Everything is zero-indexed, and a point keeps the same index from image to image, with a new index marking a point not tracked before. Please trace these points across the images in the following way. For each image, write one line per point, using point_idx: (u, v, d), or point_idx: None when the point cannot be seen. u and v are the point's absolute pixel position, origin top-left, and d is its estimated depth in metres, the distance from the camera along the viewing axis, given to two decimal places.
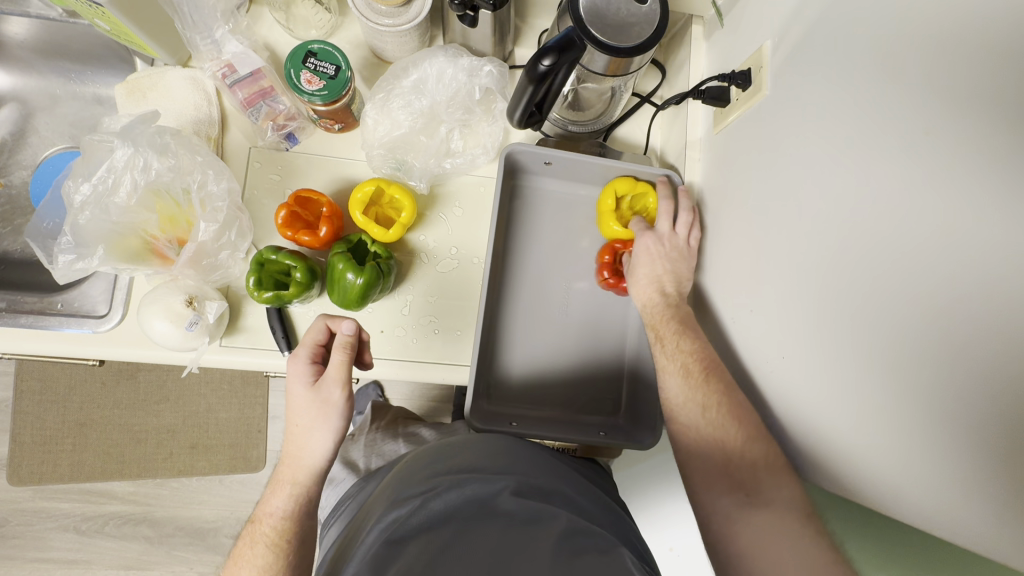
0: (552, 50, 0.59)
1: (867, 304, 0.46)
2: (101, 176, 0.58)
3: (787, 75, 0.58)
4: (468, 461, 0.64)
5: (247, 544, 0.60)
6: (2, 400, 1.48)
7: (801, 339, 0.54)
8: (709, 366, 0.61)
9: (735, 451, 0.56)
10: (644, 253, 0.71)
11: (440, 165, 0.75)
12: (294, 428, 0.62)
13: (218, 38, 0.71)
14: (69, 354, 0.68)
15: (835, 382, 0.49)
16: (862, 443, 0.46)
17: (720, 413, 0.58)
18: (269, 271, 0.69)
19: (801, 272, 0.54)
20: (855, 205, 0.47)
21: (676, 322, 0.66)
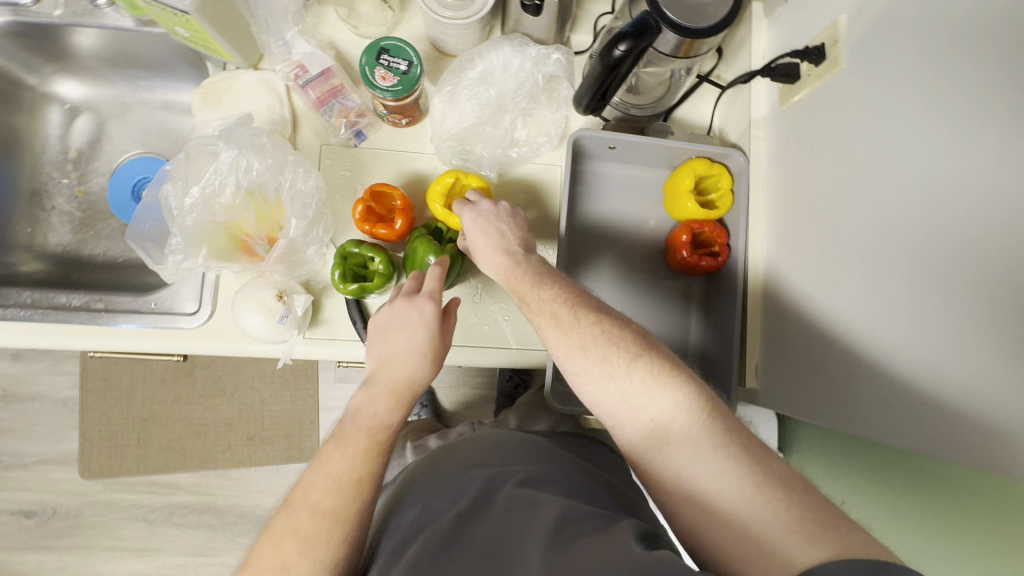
0: (628, 36, 0.60)
1: (956, 260, 0.46)
2: (209, 178, 0.62)
3: (865, 45, 0.58)
4: (485, 460, 0.67)
5: (300, 494, 0.55)
6: (71, 398, 1.55)
7: (884, 302, 0.54)
8: (573, 301, 0.56)
9: (629, 385, 0.50)
10: (485, 225, 0.65)
11: (507, 155, 0.77)
12: (403, 364, 0.62)
13: (289, 39, 0.73)
14: (164, 350, 0.72)
15: (935, 352, 0.48)
16: (950, 396, 0.47)
17: (595, 343, 0.53)
18: (351, 264, 0.71)
19: (887, 237, 0.54)
20: (952, 173, 0.47)
21: (531, 274, 0.60)
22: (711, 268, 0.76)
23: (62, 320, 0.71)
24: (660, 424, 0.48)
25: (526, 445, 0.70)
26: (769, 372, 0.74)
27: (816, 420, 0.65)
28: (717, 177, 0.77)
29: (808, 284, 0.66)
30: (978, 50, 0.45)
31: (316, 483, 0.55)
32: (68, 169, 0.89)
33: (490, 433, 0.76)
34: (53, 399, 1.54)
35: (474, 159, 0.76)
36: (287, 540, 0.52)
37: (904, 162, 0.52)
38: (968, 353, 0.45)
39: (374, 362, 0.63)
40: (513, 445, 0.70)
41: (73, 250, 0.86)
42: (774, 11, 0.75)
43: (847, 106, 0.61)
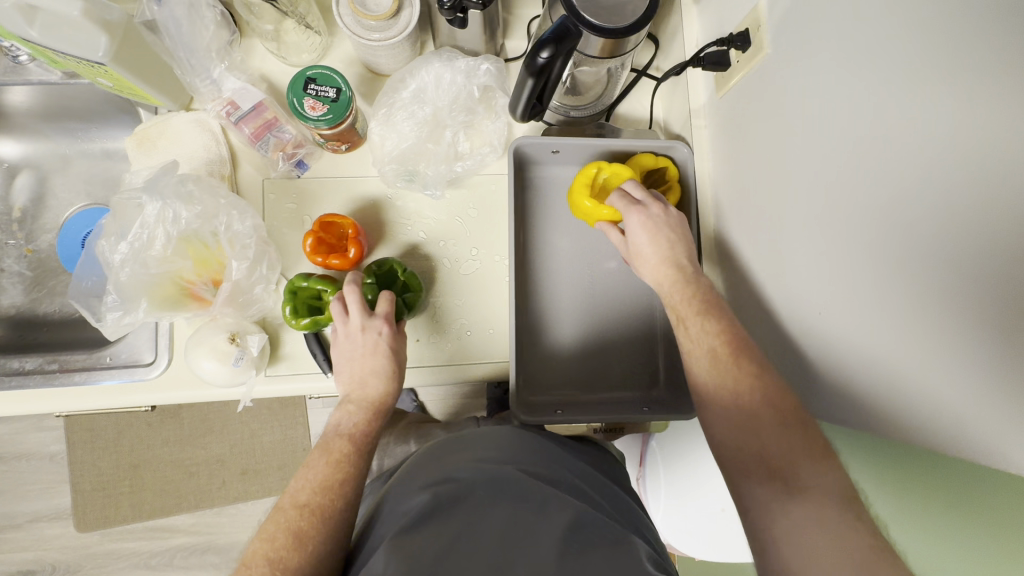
0: (549, 42, 0.59)
1: (893, 236, 0.45)
2: (136, 233, 0.61)
3: (785, 27, 0.58)
4: (466, 455, 0.67)
5: (270, 522, 0.58)
6: (58, 453, 1.53)
7: (830, 283, 0.53)
8: (741, 351, 0.58)
9: (771, 435, 0.52)
10: (652, 230, 0.68)
11: (451, 170, 0.77)
12: (364, 381, 0.67)
13: (217, 77, 0.71)
14: (125, 404, 0.71)
15: (880, 329, 0.47)
16: (899, 376, 0.46)
17: (754, 395, 0.54)
18: (302, 298, 0.70)
19: (825, 219, 0.54)
20: (876, 149, 0.47)
21: (700, 305, 0.63)
22: None
23: (17, 386, 0.70)
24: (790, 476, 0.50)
25: (531, 443, 0.70)
26: None
27: None
28: (663, 171, 0.76)
29: (760, 269, 0.66)
30: (887, 25, 0.45)
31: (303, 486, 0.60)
32: (14, 230, 0.87)
33: (484, 429, 0.74)
34: (39, 456, 1.53)
35: (419, 179, 0.76)
36: (252, 568, 0.54)
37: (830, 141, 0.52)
38: (912, 328, 0.44)
39: (343, 385, 0.69)
40: (517, 442, 0.69)
41: (27, 311, 0.84)
42: None
43: (777, 89, 0.60)
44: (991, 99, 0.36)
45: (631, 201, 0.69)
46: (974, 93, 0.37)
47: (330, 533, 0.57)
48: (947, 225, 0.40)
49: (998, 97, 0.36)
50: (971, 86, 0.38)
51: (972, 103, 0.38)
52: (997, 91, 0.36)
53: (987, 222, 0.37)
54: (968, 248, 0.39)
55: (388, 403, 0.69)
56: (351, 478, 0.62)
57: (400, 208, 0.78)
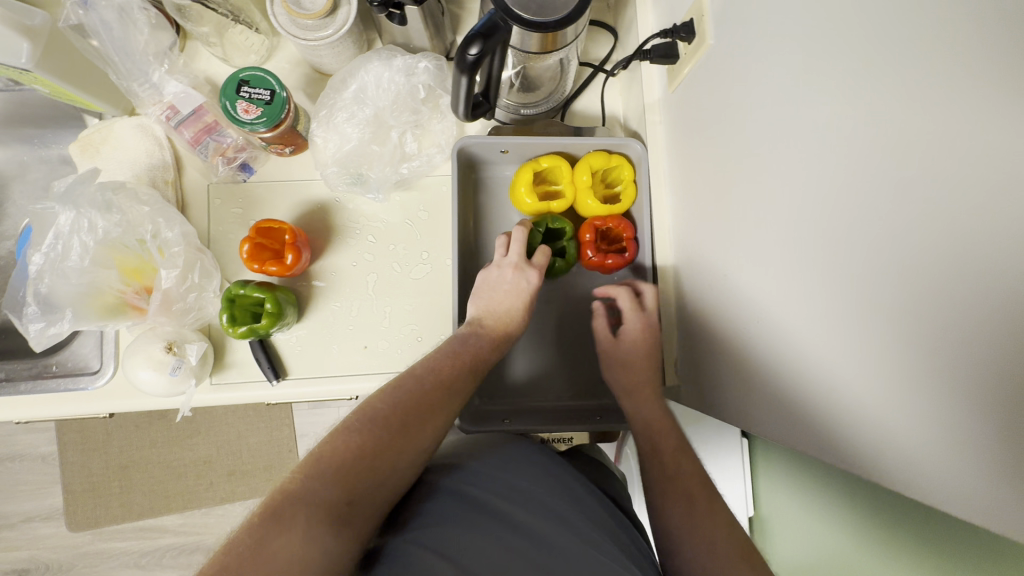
0: (477, 38, 0.56)
1: (827, 230, 0.42)
2: (51, 244, 0.60)
3: (726, 15, 0.54)
4: (484, 459, 0.63)
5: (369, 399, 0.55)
6: (49, 454, 1.56)
7: (773, 282, 0.50)
8: (709, 491, 0.61)
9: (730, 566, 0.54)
10: (644, 342, 0.70)
11: (398, 171, 0.75)
12: (505, 302, 0.68)
13: (157, 81, 0.71)
14: (71, 413, 0.71)
15: (823, 333, 0.43)
16: (847, 385, 0.41)
17: (728, 540, 0.56)
18: (242, 305, 0.68)
19: (766, 215, 0.50)
20: (807, 145, 0.43)
21: (677, 436, 0.66)
22: (619, 265, 0.73)
23: None
24: None
25: (542, 457, 0.65)
26: (690, 369, 0.69)
27: (737, 421, 0.59)
28: (618, 168, 0.74)
29: (707, 271, 0.62)
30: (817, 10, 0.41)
31: (424, 374, 0.59)
32: None
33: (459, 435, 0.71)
34: (32, 457, 1.56)
35: (365, 183, 0.74)
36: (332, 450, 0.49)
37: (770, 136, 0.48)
38: (848, 341, 0.40)
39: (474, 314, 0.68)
40: (539, 456, 0.65)
41: None
42: None
43: (721, 81, 0.56)
44: (910, 89, 0.33)
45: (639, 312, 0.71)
46: (895, 82, 0.34)
47: (432, 428, 0.55)
48: (878, 231, 0.36)
49: (915, 88, 0.32)
50: (892, 72, 0.34)
51: (892, 96, 0.34)
52: (915, 81, 0.32)
53: (914, 228, 0.33)
54: (896, 257, 0.35)
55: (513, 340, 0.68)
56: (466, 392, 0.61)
57: (350, 211, 0.76)
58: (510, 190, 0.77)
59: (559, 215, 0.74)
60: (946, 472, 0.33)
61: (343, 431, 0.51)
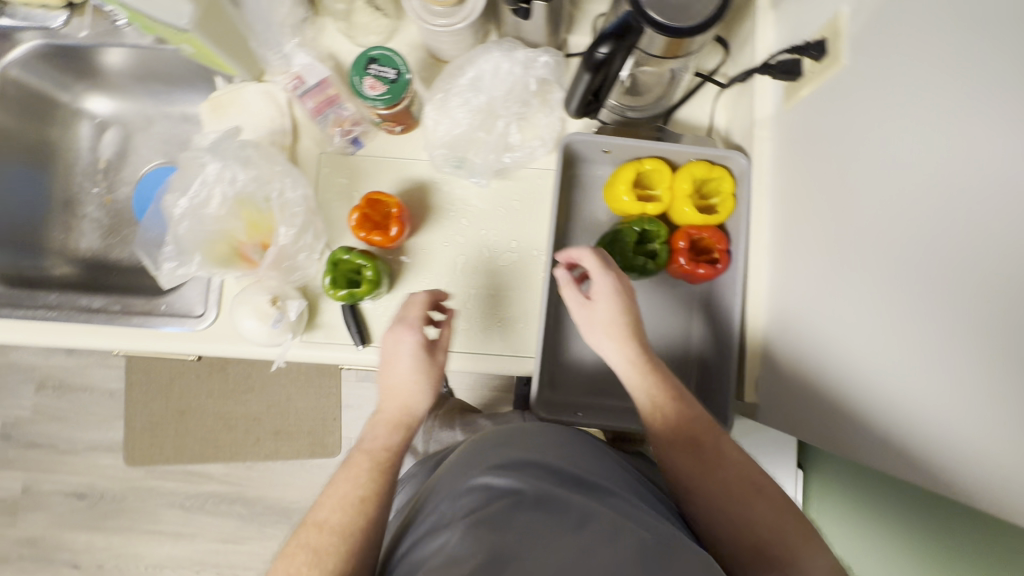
0: (610, 37, 0.59)
1: (906, 248, 0.47)
2: (195, 191, 0.66)
3: (864, 36, 0.54)
4: (507, 449, 0.60)
5: (310, 522, 0.58)
6: (117, 390, 1.67)
7: (846, 294, 0.54)
8: (709, 431, 0.62)
9: (762, 516, 0.56)
10: (614, 294, 0.66)
11: (500, 160, 0.77)
12: (391, 379, 0.67)
13: (288, 52, 0.76)
14: (172, 350, 0.76)
15: (887, 340, 0.48)
16: (907, 385, 0.46)
17: (739, 482, 0.59)
18: (343, 270, 0.72)
19: (846, 231, 0.55)
20: (880, 192, 0.50)
21: (670, 387, 0.64)
22: (711, 276, 0.73)
23: (85, 320, 0.76)
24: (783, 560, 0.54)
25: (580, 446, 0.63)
26: (769, 387, 0.69)
27: (808, 434, 0.62)
28: (719, 180, 0.74)
29: (804, 289, 0.62)
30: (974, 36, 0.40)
31: (325, 504, 0.59)
32: (98, 179, 0.94)
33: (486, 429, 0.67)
34: (101, 391, 1.67)
35: (467, 167, 0.77)
36: None
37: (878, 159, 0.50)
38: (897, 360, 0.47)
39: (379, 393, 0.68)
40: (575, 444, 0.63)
41: (101, 255, 0.92)
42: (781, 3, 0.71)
43: (847, 101, 0.56)
44: None
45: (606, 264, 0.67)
46: None
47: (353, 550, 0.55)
48: (947, 269, 0.42)
49: None
50: None
51: None
52: None
53: (994, 249, 0.38)
54: (951, 280, 0.42)
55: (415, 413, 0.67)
56: (377, 491, 0.60)
57: (446, 194, 0.79)
58: (606, 189, 0.78)
59: (655, 219, 0.74)
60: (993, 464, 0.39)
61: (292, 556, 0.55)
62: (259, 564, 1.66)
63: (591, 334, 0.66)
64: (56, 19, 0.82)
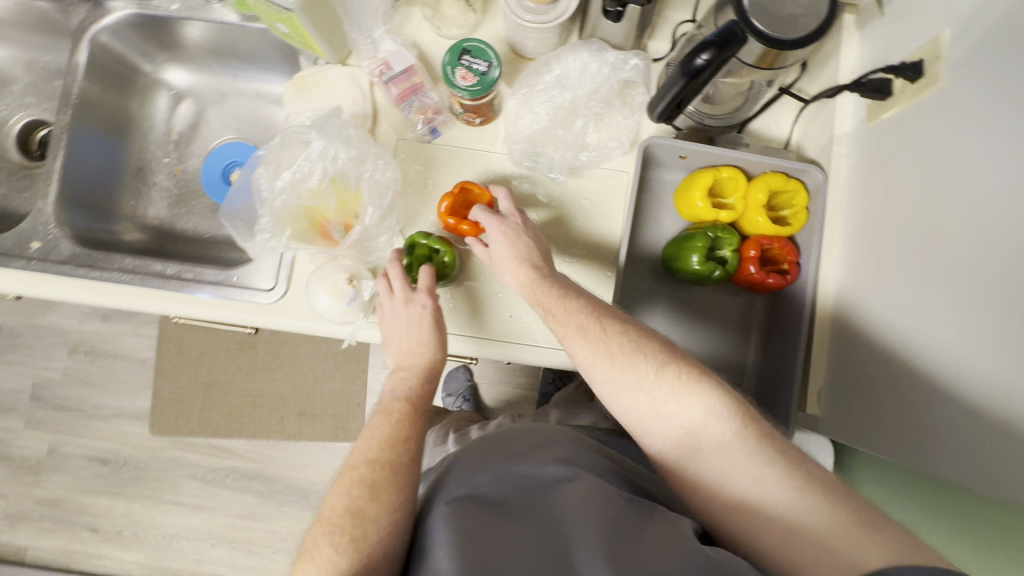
0: (712, 45, 0.60)
1: (1005, 264, 0.49)
2: (300, 166, 0.68)
3: (968, 60, 0.55)
4: (483, 450, 0.64)
5: (342, 478, 0.58)
6: (147, 359, 1.69)
7: (935, 307, 0.56)
8: (602, 317, 0.62)
9: (678, 415, 0.57)
10: (503, 232, 0.69)
11: (576, 158, 0.78)
12: (398, 339, 0.68)
13: (377, 38, 0.77)
14: (241, 321, 0.77)
15: (981, 353, 0.50)
16: (1002, 394, 0.48)
17: (645, 363, 0.59)
18: (419, 254, 0.75)
19: (933, 248, 0.57)
20: (975, 210, 0.52)
21: (557, 287, 0.65)
22: (779, 286, 0.74)
23: (157, 286, 0.77)
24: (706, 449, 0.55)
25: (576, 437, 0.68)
26: (835, 399, 0.70)
27: (878, 448, 0.63)
28: (792, 193, 0.74)
29: (881, 305, 0.63)
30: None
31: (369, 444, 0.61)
32: (169, 150, 0.96)
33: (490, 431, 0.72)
34: (132, 358, 1.69)
35: (544, 161, 0.78)
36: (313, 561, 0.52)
37: (976, 180, 0.52)
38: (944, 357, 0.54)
39: (394, 355, 0.69)
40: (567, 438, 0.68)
41: (168, 224, 0.93)
42: (868, 23, 0.73)
43: (943, 123, 0.57)
44: None
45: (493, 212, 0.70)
46: None
47: (399, 489, 0.57)
48: None
49: None
50: None
51: None
52: None
53: None
54: (1008, 281, 0.48)
55: (436, 363, 0.68)
56: (413, 438, 0.62)
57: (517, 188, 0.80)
58: (679, 194, 0.79)
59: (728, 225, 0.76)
60: None
61: (327, 518, 0.55)
62: (275, 541, 1.68)
63: (493, 266, 0.71)
64: None
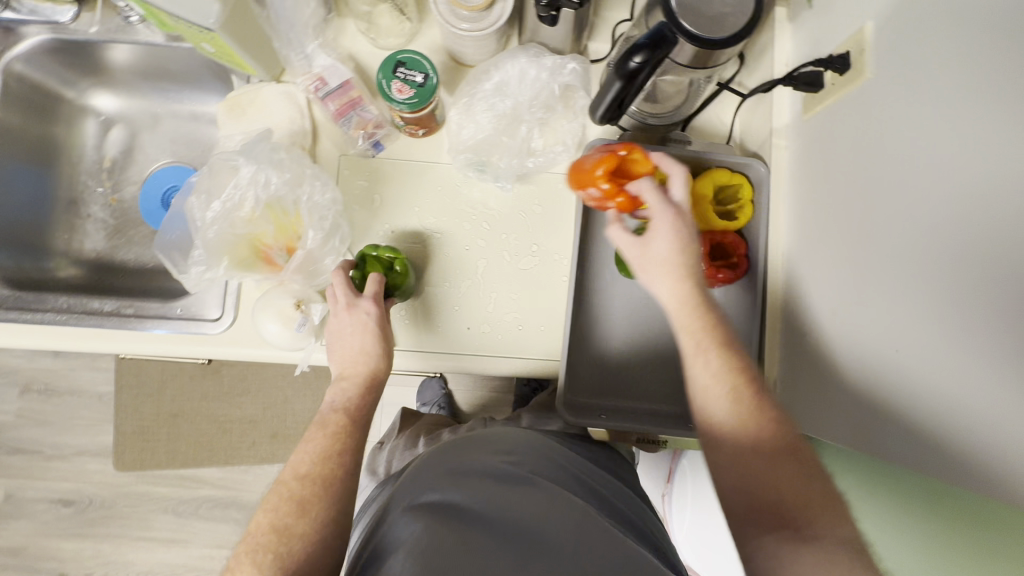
0: (644, 47, 0.59)
1: (925, 249, 0.50)
2: (229, 194, 0.65)
3: (891, 53, 0.56)
4: (450, 463, 0.67)
5: (272, 494, 0.57)
6: (106, 393, 1.62)
7: (866, 295, 0.58)
8: (758, 390, 0.56)
9: (786, 481, 0.52)
10: (683, 238, 0.62)
11: (523, 164, 0.78)
12: (341, 347, 0.66)
13: (309, 53, 0.75)
14: (188, 354, 0.74)
15: (906, 336, 0.52)
16: (926, 374, 0.50)
17: (785, 451, 0.53)
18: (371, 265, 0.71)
19: (864, 235, 0.59)
20: (900, 197, 0.54)
21: (721, 335, 0.59)
22: (729, 280, 0.74)
23: (94, 324, 0.73)
24: (800, 526, 0.50)
25: (541, 450, 0.71)
26: (789, 389, 0.72)
27: (827, 435, 0.64)
28: (737, 187, 0.75)
29: (826, 295, 0.65)
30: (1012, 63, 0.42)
31: (302, 459, 0.59)
32: (102, 178, 0.92)
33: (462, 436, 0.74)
34: (89, 394, 1.62)
35: (490, 170, 0.77)
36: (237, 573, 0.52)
37: (898, 169, 0.54)
38: (901, 383, 0.53)
39: (336, 365, 0.67)
40: (533, 448, 0.71)
41: (107, 257, 0.89)
42: (799, 16, 0.74)
43: (870, 114, 0.59)
44: None
45: (666, 199, 0.63)
46: None
47: (331, 506, 0.57)
48: (961, 270, 0.46)
49: None
50: None
51: None
52: None
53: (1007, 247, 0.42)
54: (928, 265, 0.50)
55: (380, 376, 0.67)
56: (353, 452, 0.61)
57: (467, 197, 0.79)
58: None
59: None
60: (1002, 445, 0.42)
61: (253, 536, 0.54)
62: None
63: (631, 245, 0.64)
64: (63, 13, 0.79)
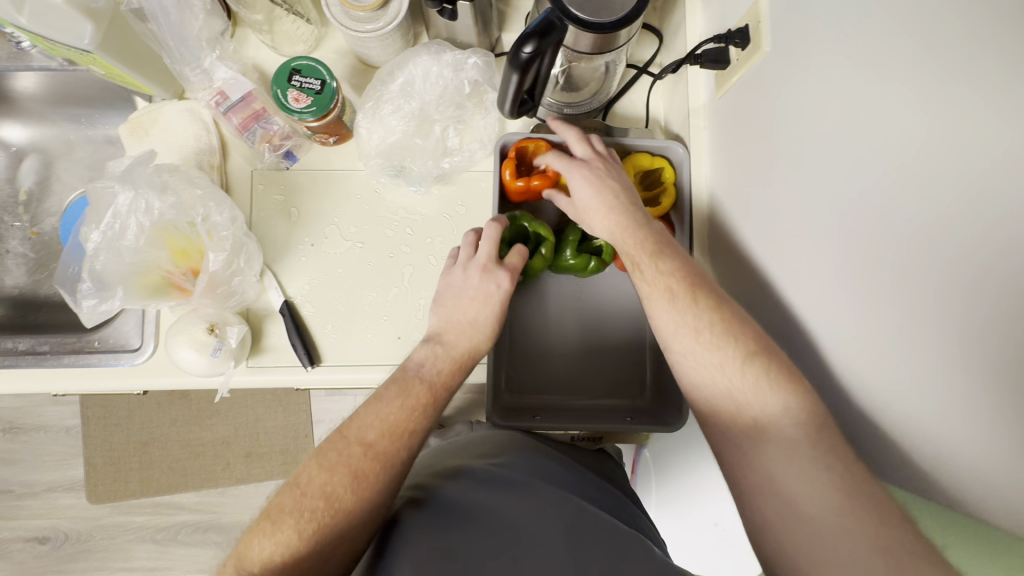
0: (533, 35, 0.56)
1: (847, 230, 0.46)
2: (109, 223, 0.62)
3: (785, 24, 0.54)
4: (445, 467, 0.64)
5: (330, 449, 0.54)
6: (72, 426, 1.59)
7: (798, 279, 0.54)
8: (693, 285, 0.56)
9: (729, 371, 0.51)
10: (603, 172, 0.65)
11: (439, 166, 0.76)
12: (459, 310, 0.65)
13: (207, 66, 0.72)
14: (110, 388, 0.72)
15: (841, 323, 0.48)
16: (867, 366, 0.45)
17: (722, 336, 0.52)
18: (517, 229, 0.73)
19: (785, 215, 0.55)
20: (814, 174, 0.50)
21: (651, 243, 0.60)
22: None
23: (8, 365, 0.71)
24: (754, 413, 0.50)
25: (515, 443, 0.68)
26: None
27: None
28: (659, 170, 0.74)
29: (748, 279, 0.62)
30: (1001, 52, 0.33)
31: (371, 424, 0.55)
32: (20, 213, 0.89)
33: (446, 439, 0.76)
34: (56, 429, 1.59)
35: (407, 174, 0.75)
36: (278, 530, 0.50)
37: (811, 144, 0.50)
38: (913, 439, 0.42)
39: (439, 327, 0.64)
40: (515, 446, 0.67)
41: (30, 293, 0.87)
42: None
43: (772, 88, 0.56)
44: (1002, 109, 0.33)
45: (570, 160, 0.66)
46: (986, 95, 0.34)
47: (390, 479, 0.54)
48: (886, 251, 0.42)
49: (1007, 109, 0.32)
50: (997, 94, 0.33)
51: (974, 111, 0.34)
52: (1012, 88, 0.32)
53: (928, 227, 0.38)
54: (851, 248, 0.46)
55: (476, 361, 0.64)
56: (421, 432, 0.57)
57: (388, 203, 0.77)
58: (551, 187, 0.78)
59: None
60: (968, 446, 0.37)
61: (301, 487, 0.52)
62: None
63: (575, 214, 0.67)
64: None
